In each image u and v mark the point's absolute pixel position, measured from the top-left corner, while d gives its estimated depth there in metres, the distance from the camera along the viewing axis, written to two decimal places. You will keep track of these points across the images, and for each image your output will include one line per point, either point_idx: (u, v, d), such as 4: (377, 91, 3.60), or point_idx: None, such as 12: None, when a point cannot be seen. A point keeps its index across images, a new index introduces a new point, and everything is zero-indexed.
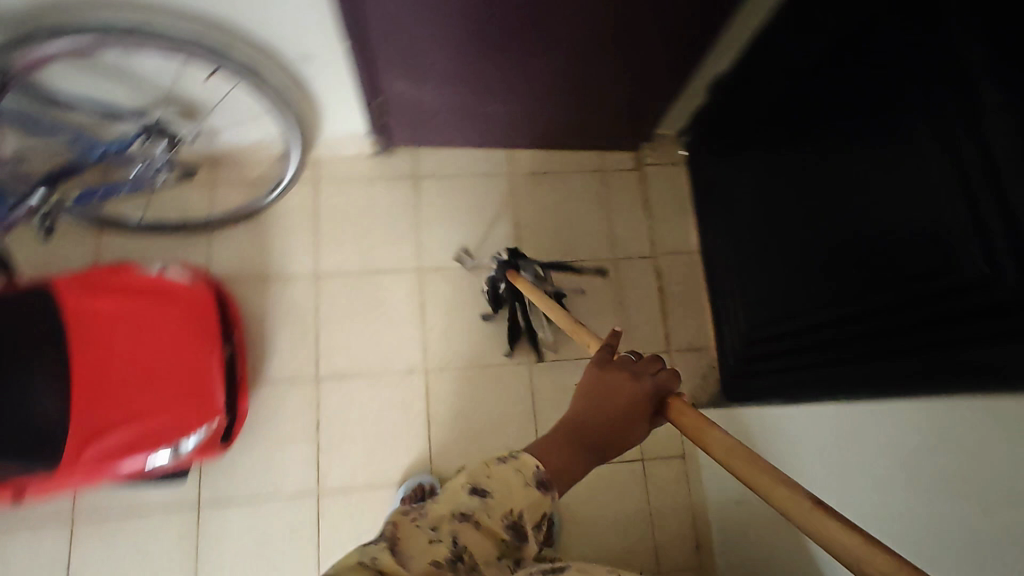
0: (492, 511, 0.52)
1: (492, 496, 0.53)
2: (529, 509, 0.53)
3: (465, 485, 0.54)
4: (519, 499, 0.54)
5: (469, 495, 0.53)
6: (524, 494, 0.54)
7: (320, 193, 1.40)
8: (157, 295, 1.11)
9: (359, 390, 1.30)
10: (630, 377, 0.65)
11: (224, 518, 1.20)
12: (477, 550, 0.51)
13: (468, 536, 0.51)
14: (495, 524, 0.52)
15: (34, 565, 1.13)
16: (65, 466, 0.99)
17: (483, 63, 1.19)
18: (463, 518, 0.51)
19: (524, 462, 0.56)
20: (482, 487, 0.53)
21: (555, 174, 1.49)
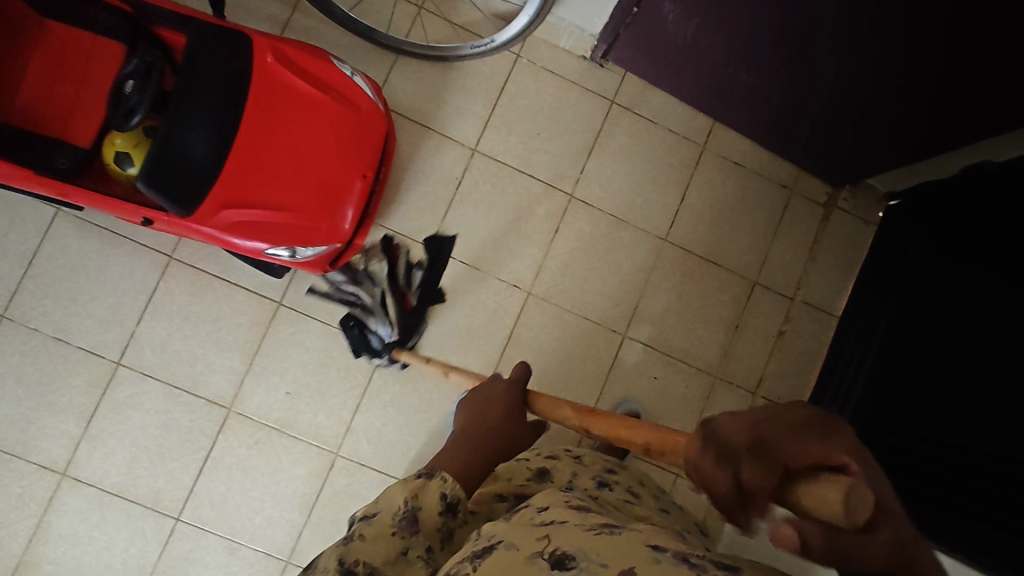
0: (371, 530, 0.64)
1: (371, 530, 0.64)
2: (406, 503, 0.66)
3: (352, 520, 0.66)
4: (395, 499, 0.66)
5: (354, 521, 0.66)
6: (400, 492, 0.67)
7: (516, 71, 1.31)
8: (341, 96, 1.07)
9: (461, 278, 1.28)
10: (501, 385, 0.96)
11: (295, 326, 1.23)
12: (373, 548, 0.62)
13: (358, 548, 0.62)
14: (378, 537, 0.63)
15: (124, 281, 1.19)
16: (199, 216, 0.99)
17: (759, 29, 1.05)
18: (349, 537, 0.63)
19: (394, 484, 0.68)
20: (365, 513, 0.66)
21: (743, 170, 1.38)
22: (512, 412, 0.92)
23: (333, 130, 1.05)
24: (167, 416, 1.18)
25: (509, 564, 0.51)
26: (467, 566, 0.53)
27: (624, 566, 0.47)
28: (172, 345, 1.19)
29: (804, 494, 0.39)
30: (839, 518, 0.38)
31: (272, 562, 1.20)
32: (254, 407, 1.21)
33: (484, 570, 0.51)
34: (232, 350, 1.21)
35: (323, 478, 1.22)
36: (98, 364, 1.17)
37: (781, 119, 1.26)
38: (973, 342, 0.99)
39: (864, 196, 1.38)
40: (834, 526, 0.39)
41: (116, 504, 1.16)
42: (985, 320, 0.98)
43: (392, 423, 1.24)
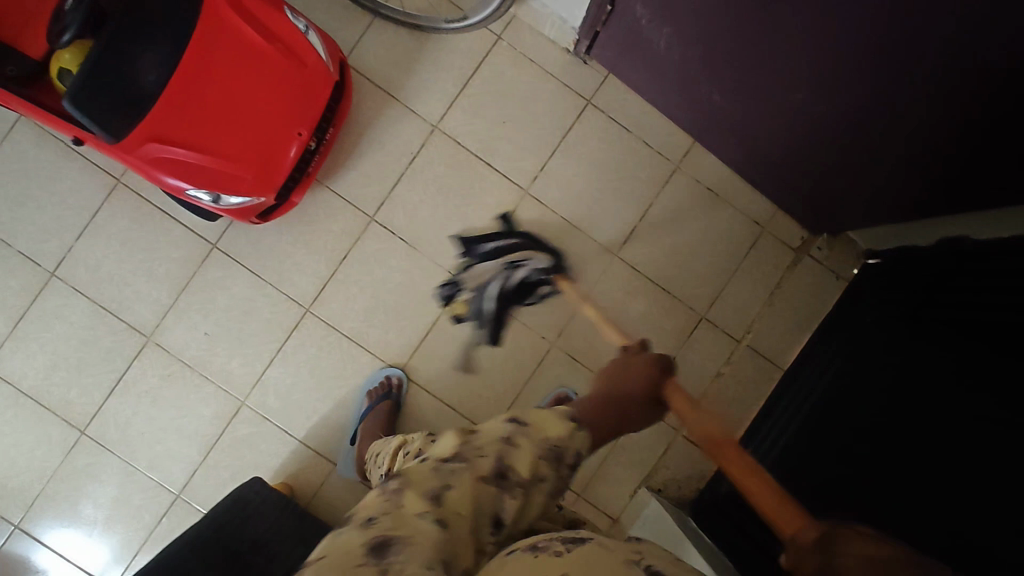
0: (524, 444, 0.54)
1: (523, 446, 0.54)
2: (562, 444, 0.56)
3: (504, 420, 0.56)
4: (553, 434, 0.56)
5: (507, 421, 0.56)
6: (557, 428, 0.56)
7: (494, 53, 1.26)
8: (289, 52, 1.05)
9: (397, 254, 1.26)
10: (648, 365, 0.72)
11: (225, 271, 1.24)
12: (523, 466, 0.53)
13: (504, 457, 0.53)
14: (530, 455, 0.54)
15: (70, 195, 1.22)
16: (123, 146, 0.98)
17: (733, 48, 0.97)
18: (506, 440, 0.54)
19: (556, 409, 0.59)
20: (522, 418, 0.56)
21: (715, 197, 1.29)
22: (655, 379, 0.70)
23: (273, 85, 1.04)
24: (90, 333, 1.22)
25: (606, 560, 0.51)
26: (557, 545, 0.53)
27: None
28: (106, 266, 1.23)
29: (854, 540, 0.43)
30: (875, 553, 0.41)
31: (163, 492, 1.23)
32: (173, 340, 1.24)
33: (579, 555, 0.52)
34: (161, 282, 1.23)
35: (226, 423, 1.24)
36: (35, 270, 1.21)
37: (760, 153, 1.18)
38: (907, 437, 0.91)
39: (839, 249, 1.29)
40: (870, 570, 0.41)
41: (29, 405, 1.21)
42: (925, 419, 0.90)
43: (302, 384, 1.25)
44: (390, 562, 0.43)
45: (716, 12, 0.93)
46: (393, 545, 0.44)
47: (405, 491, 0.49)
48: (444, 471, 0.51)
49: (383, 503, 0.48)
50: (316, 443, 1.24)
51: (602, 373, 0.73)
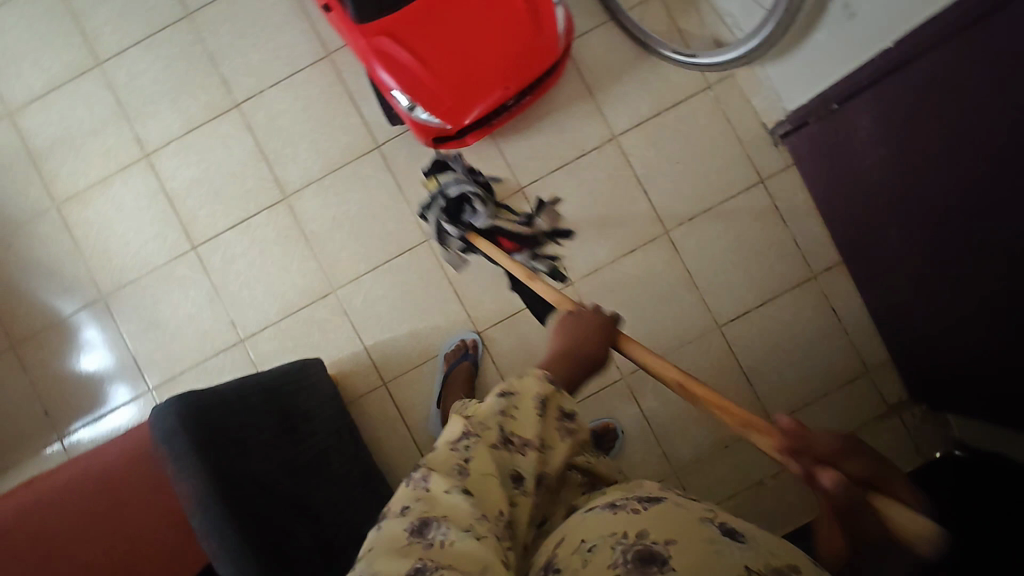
0: (520, 413, 0.61)
1: (518, 413, 0.61)
2: (547, 397, 0.62)
3: (493, 393, 0.61)
4: (537, 390, 0.62)
5: (497, 397, 0.61)
6: (540, 386, 0.62)
7: (698, 98, 1.29)
8: (533, 12, 1.09)
9: (525, 231, 1.31)
10: (594, 315, 0.76)
11: (375, 173, 1.31)
12: (522, 433, 0.60)
13: (506, 427, 0.60)
14: (525, 420, 0.61)
15: (285, 49, 1.32)
16: (365, 29, 1.08)
17: (930, 201, 0.96)
18: (501, 412, 0.60)
19: (532, 371, 0.64)
20: (508, 390, 0.62)
21: (835, 321, 1.29)
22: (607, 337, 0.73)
23: (506, 34, 1.09)
24: (240, 169, 1.32)
25: (680, 518, 0.54)
26: (634, 504, 0.57)
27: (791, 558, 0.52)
28: (282, 120, 1.32)
29: (883, 506, 0.44)
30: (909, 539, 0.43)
31: (231, 332, 1.31)
32: (304, 210, 1.32)
33: (652, 513, 0.55)
34: (319, 156, 1.32)
35: (311, 301, 1.31)
36: (225, 96, 1.32)
37: (901, 303, 1.16)
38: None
39: (930, 428, 1.25)
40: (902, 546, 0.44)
41: (164, 204, 1.32)
42: None
43: (389, 302, 1.31)
44: (434, 540, 0.52)
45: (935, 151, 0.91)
46: (434, 525, 0.53)
47: (431, 474, 0.56)
48: (462, 448, 0.58)
49: (414, 491, 0.56)
50: (377, 357, 1.30)
51: (560, 324, 0.76)
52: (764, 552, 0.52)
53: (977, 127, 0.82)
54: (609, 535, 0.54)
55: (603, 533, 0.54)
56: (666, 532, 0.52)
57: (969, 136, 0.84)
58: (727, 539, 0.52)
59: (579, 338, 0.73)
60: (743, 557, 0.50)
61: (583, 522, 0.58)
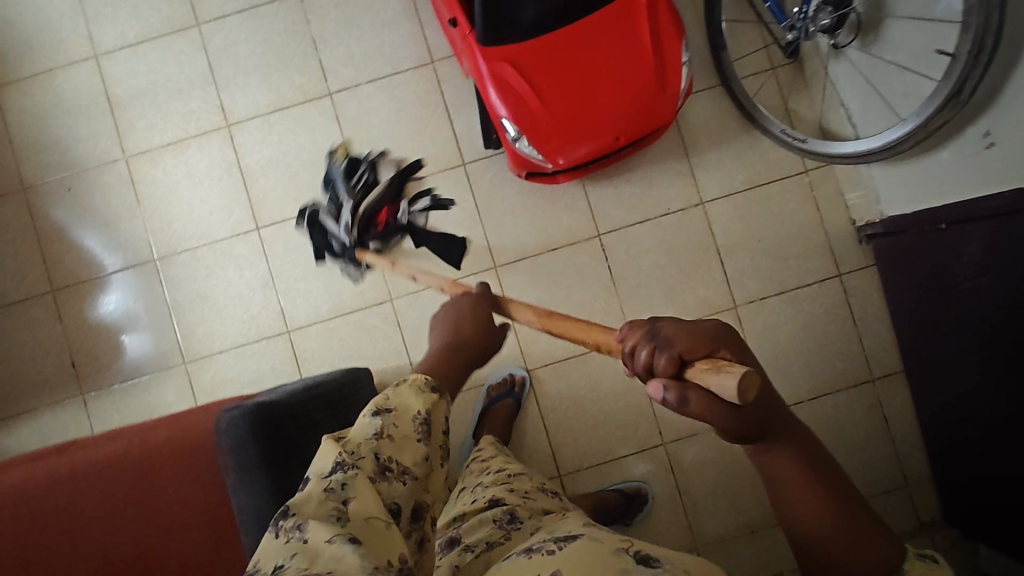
0: (398, 434, 0.52)
1: (394, 434, 0.52)
2: (426, 410, 0.54)
3: (368, 411, 0.53)
4: (416, 407, 0.54)
5: (371, 415, 0.52)
6: (419, 401, 0.54)
7: (793, 180, 1.28)
8: (660, 71, 1.07)
9: (595, 277, 1.28)
10: (448, 306, 0.77)
11: (456, 190, 1.29)
12: (400, 458, 0.51)
13: (382, 452, 0.51)
14: (404, 444, 0.52)
15: (390, 48, 1.29)
16: (487, 52, 1.06)
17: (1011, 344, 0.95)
18: (376, 436, 0.51)
19: (408, 380, 0.57)
20: (384, 405, 0.53)
21: (885, 427, 1.27)
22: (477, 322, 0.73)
23: (629, 87, 1.07)
24: (320, 158, 1.29)
25: (593, 555, 0.50)
26: (550, 545, 0.54)
27: None
28: (372, 118, 1.29)
29: (698, 373, 0.44)
30: (729, 397, 0.41)
31: (278, 320, 1.27)
32: None
33: (565, 554, 0.51)
34: (403, 161, 1.29)
35: (365, 305, 1.28)
36: (320, 82, 1.29)
37: (955, 429, 1.15)
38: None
39: None
40: (729, 406, 0.43)
41: (235, 178, 1.29)
42: None
43: None
44: None
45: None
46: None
47: (306, 524, 0.45)
48: (336, 488, 0.48)
49: (289, 545, 0.44)
50: None
51: (440, 314, 0.76)
52: (678, 573, 0.48)
53: None
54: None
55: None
56: (571, 571, 0.48)
57: None
58: (637, 565, 0.48)
59: (460, 323, 0.73)
60: None
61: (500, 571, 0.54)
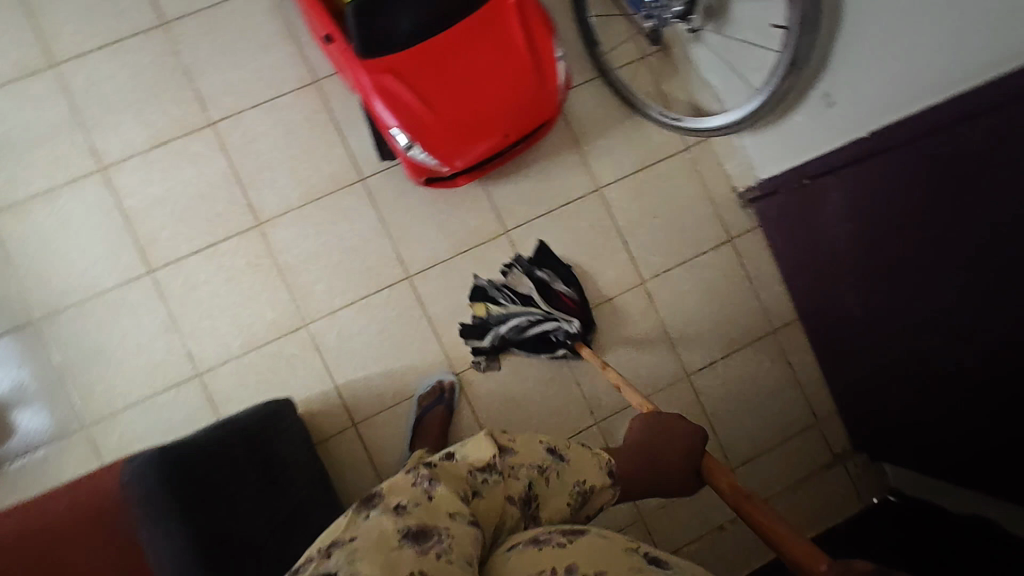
0: (555, 481, 0.68)
1: (553, 480, 0.68)
2: (585, 480, 0.70)
3: (543, 446, 0.70)
4: (587, 476, 0.70)
5: (548, 453, 0.70)
6: (592, 474, 0.70)
7: (678, 158, 1.37)
8: (538, 67, 1.12)
9: (509, 274, 1.31)
10: (663, 417, 0.81)
11: (359, 205, 1.28)
12: (544, 497, 0.67)
13: (531, 482, 0.67)
14: (554, 492, 0.68)
15: (270, 70, 1.27)
16: (368, 65, 1.07)
17: (878, 275, 1.08)
18: (538, 469, 0.68)
19: (592, 450, 0.72)
20: (561, 454, 0.70)
21: (791, 373, 1.38)
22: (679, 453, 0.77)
23: (511, 84, 1.11)
24: (211, 190, 1.24)
25: (608, 551, 0.57)
26: (558, 537, 0.58)
27: None
28: (261, 144, 1.26)
29: None
30: None
31: (186, 365, 1.21)
32: (279, 238, 1.25)
33: (580, 547, 0.57)
34: (299, 183, 1.27)
35: (280, 335, 1.23)
36: (199, 113, 1.25)
37: (849, 362, 1.28)
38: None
39: (870, 473, 1.37)
40: None
41: (118, 221, 1.21)
42: None
43: (364, 338, 1.26)
44: (428, 547, 0.55)
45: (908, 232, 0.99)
46: (431, 535, 0.56)
47: (436, 483, 0.62)
48: (477, 477, 0.66)
49: (419, 492, 0.61)
50: (348, 397, 1.24)
51: (648, 421, 0.81)
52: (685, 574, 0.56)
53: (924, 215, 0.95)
54: (535, 574, 0.55)
55: (532, 570, 0.55)
56: (594, 565, 0.54)
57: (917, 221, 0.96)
58: (651, 564, 0.56)
59: (663, 441, 0.78)
60: None
61: (505, 559, 0.58)
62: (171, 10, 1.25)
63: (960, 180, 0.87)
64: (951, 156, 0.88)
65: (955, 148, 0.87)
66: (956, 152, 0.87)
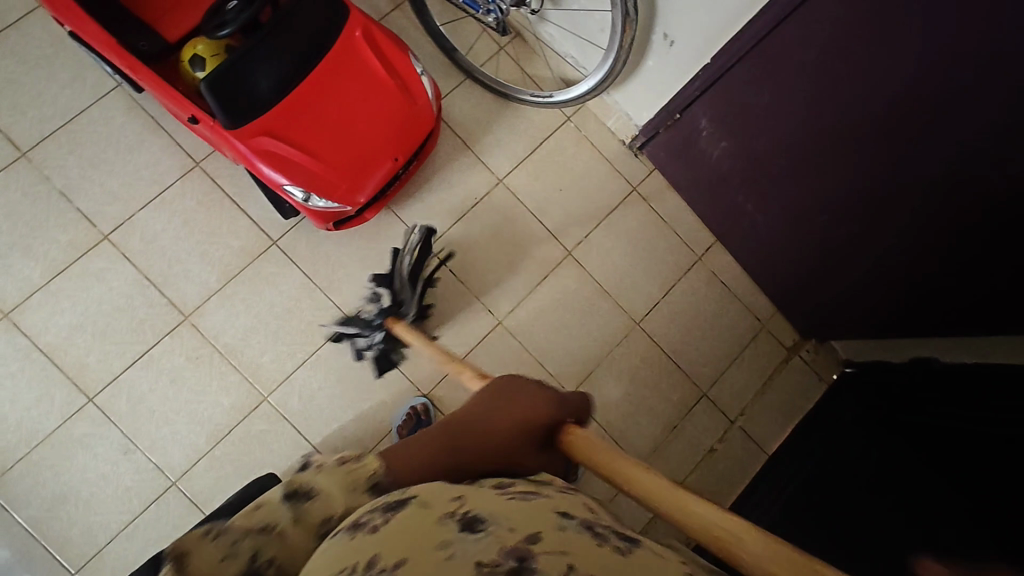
0: (295, 527, 0.47)
1: (291, 529, 0.46)
2: (348, 498, 0.49)
3: (279, 491, 0.48)
4: (343, 500, 0.49)
5: (282, 500, 0.47)
6: (342, 491, 0.49)
7: (562, 130, 1.44)
8: (405, 87, 1.17)
9: (443, 285, 1.35)
10: (523, 387, 0.65)
11: (279, 268, 1.28)
12: (290, 552, 0.46)
13: (264, 545, 0.45)
14: (300, 536, 0.47)
15: (147, 168, 1.26)
16: (240, 133, 1.08)
17: (774, 169, 1.23)
18: (263, 529, 0.46)
19: (341, 460, 0.51)
20: (296, 491, 0.48)
21: (727, 290, 1.47)
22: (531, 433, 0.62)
23: (385, 111, 1.15)
24: (126, 301, 1.22)
25: (414, 525, 0.43)
26: (377, 516, 0.45)
27: (532, 530, 0.42)
28: (162, 240, 1.25)
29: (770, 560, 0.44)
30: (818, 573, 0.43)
31: (158, 477, 1.18)
32: (209, 325, 1.24)
33: (390, 531, 0.43)
34: (212, 266, 1.26)
35: (242, 417, 1.23)
36: (89, 230, 1.22)
37: (772, 259, 1.40)
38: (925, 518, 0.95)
39: (823, 353, 1.48)
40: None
41: (41, 362, 1.18)
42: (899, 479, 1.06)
43: (327, 391, 1.27)
44: None
45: (782, 130, 1.16)
46: None
47: None
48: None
49: None
50: (329, 454, 1.24)
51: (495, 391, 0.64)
52: (503, 531, 0.42)
53: (795, 103, 1.11)
54: None
55: None
56: (396, 554, 0.40)
57: (791, 109, 1.12)
58: (463, 534, 0.42)
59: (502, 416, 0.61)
60: (478, 550, 0.40)
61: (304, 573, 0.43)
62: (27, 140, 1.22)
63: (815, 62, 1.04)
64: (799, 46, 1.05)
65: (799, 38, 1.04)
66: (803, 41, 1.04)
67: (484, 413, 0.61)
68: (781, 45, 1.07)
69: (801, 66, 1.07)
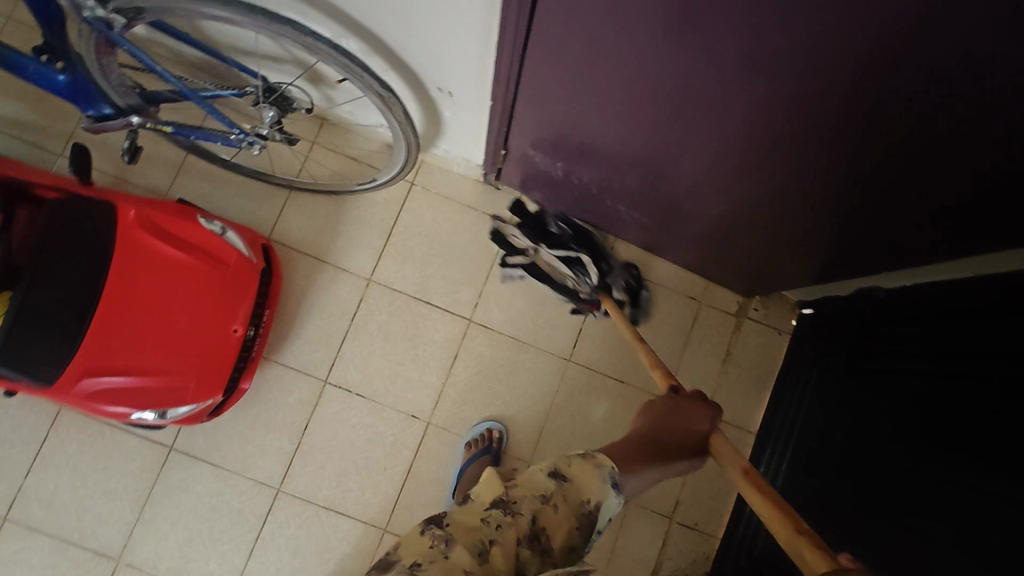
0: (561, 507, 0.61)
1: (560, 507, 0.61)
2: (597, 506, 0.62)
3: (546, 469, 0.63)
4: (591, 496, 0.62)
5: (550, 475, 0.62)
6: (596, 490, 0.62)
7: (411, 199, 1.32)
8: (208, 259, 1.09)
9: (359, 412, 1.26)
10: (673, 404, 0.79)
11: (188, 472, 1.21)
12: (553, 529, 0.60)
13: (541, 516, 0.60)
14: (563, 520, 0.61)
15: (14, 433, 1.19)
16: (58, 386, 0.97)
17: (613, 177, 1.09)
18: (543, 497, 0.61)
19: (595, 462, 0.64)
20: (562, 472, 0.63)
21: (648, 283, 1.35)
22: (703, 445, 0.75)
23: (201, 291, 1.07)
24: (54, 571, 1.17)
25: None
26: None
27: None
28: (62, 496, 1.19)
29: None
30: None
31: None
32: (145, 557, 1.19)
33: None
34: (122, 500, 1.20)
35: None
36: None
37: (672, 244, 1.27)
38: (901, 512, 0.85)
39: (773, 304, 1.35)
40: None
41: None
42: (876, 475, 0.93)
43: (287, 568, 1.20)
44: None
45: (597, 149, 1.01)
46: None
47: (452, 543, 0.57)
48: (492, 526, 0.59)
49: (429, 550, 0.56)
50: None
51: (645, 409, 0.79)
52: None
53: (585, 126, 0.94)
54: None
55: None
56: None
57: (584, 130, 0.96)
58: None
59: (677, 424, 0.76)
60: None
61: None
62: None
63: (574, 95, 0.86)
64: (544, 85, 0.86)
65: (542, 79, 0.86)
66: (545, 81, 0.86)
67: (670, 424, 0.76)
68: (531, 85, 0.89)
69: (562, 96, 0.88)
